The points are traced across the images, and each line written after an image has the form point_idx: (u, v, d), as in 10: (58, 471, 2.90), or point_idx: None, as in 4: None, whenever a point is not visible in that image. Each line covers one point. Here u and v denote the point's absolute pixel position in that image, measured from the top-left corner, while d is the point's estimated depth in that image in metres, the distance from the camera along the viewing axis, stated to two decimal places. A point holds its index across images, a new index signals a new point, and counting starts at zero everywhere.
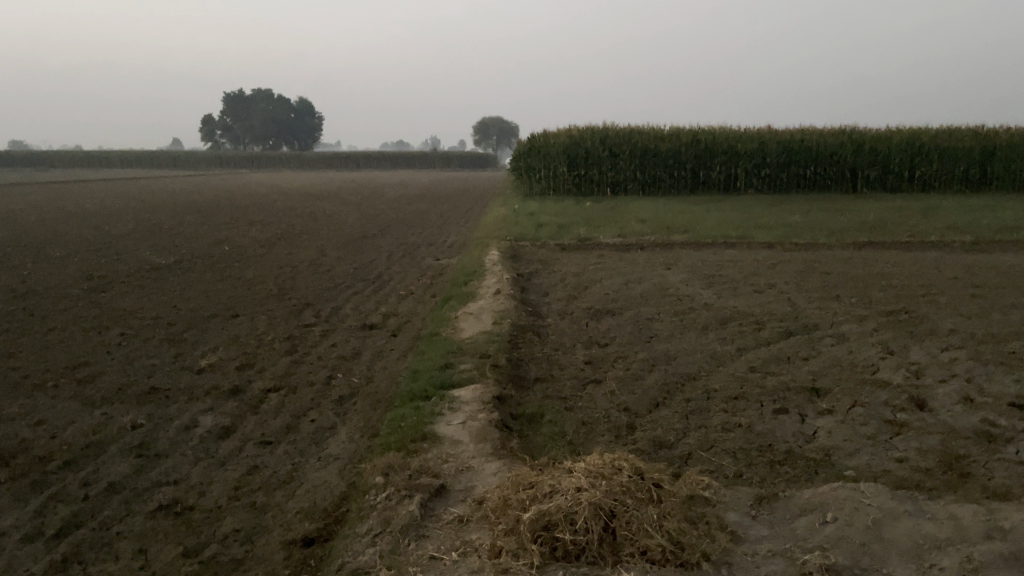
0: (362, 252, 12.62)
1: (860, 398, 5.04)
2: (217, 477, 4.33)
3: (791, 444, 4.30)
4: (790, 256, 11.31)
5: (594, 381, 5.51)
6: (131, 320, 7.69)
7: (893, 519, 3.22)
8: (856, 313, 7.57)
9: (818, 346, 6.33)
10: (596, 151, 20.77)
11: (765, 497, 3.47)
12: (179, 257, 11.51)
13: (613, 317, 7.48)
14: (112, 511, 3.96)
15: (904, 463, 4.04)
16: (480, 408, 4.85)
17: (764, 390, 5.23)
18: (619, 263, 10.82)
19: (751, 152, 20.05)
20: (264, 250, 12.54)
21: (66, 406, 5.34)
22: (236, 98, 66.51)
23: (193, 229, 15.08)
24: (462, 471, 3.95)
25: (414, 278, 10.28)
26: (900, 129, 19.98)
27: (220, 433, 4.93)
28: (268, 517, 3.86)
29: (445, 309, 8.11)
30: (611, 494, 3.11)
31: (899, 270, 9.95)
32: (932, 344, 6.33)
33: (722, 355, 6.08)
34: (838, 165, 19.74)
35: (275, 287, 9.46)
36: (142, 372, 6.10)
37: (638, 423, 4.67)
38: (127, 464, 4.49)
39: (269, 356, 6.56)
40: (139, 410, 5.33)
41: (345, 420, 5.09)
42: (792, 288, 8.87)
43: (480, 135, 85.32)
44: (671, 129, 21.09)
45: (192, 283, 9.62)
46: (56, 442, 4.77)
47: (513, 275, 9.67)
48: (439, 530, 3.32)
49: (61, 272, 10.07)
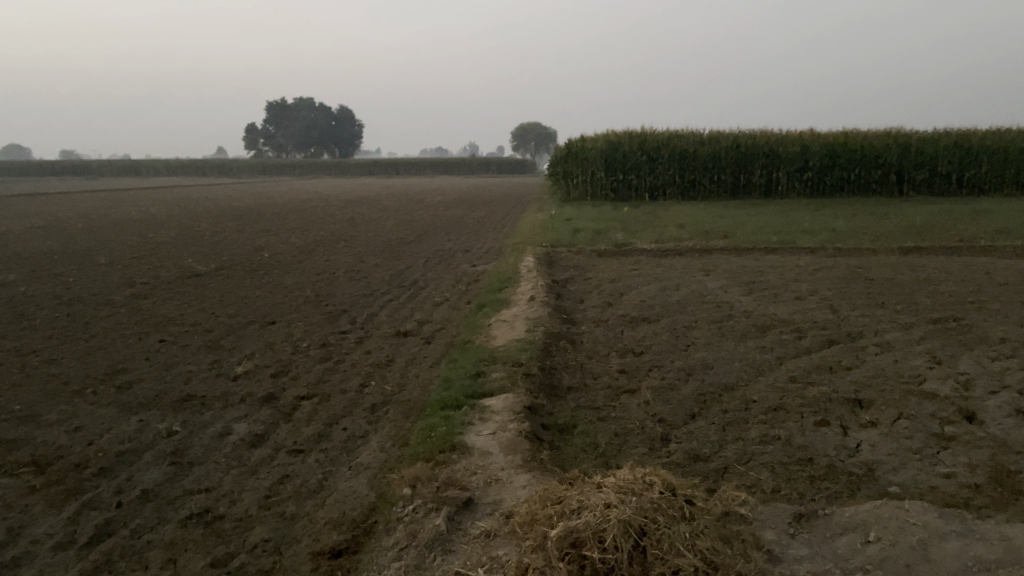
0: (399, 258, 12.66)
1: (905, 411, 4.86)
2: (248, 485, 4.33)
3: (832, 458, 4.16)
4: (832, 261, 11.05)
5: (629, 391, 5.40)
6: (170, 327, 7.78)
7: (941, 540, 3.07)
8: (901, 320, 7.34)
9: (861, 355, 6.13)
10: (634, 155, 20.61)
11: (804, 514, 3.34)
12: (219, 264, 11.67)
13: (649, 325, 7.36)
14: (143, 519, 3.97)
15: (952, 479, 3.86)
16: (512, 418, 4.78)
17: (804, 401, 5.08)
18: (657, 269, 10.66)
19: (793, 155, 19.68)
20: (303, 256, 12.64)
21: (105, 413, 5.40)
22: (279, 107, 67.61)
23: (234, 236, 15.27)
24: (491, 483, 3.88)
25: (449, 284, 10.26)
26: (948, 131, 19.45)
27: (252, 441, 4.94)
28: (297, 528, 3.83)
29: (479, 316, 8.07)
30: (642, 511, 3.01)
31: (948, 276, 9.65)
32: (981, 353, 6.10)
33: (761, 364, 5.93)
34: (883, 168, 19.28)
35: (311, 294, 9.51)
36: (178, 378, 6.15)
37: (673, 435, 4.55)
38: (161, 471, 4.52)
39: (304, 363, 6.57)
40: (174, 417, 5.36)
41: (377, 428, 5.06)
42: (834, 294, 8.66)
43: (518, 141, 85.51)
44: (710, 132, 20.82)
45: (230, 290, 9.73)
46: (92, 448, 4.81)
47: (548, 282, 9.60)
48: (466, 545, 3.26)
49: (104, 280, 10.25)
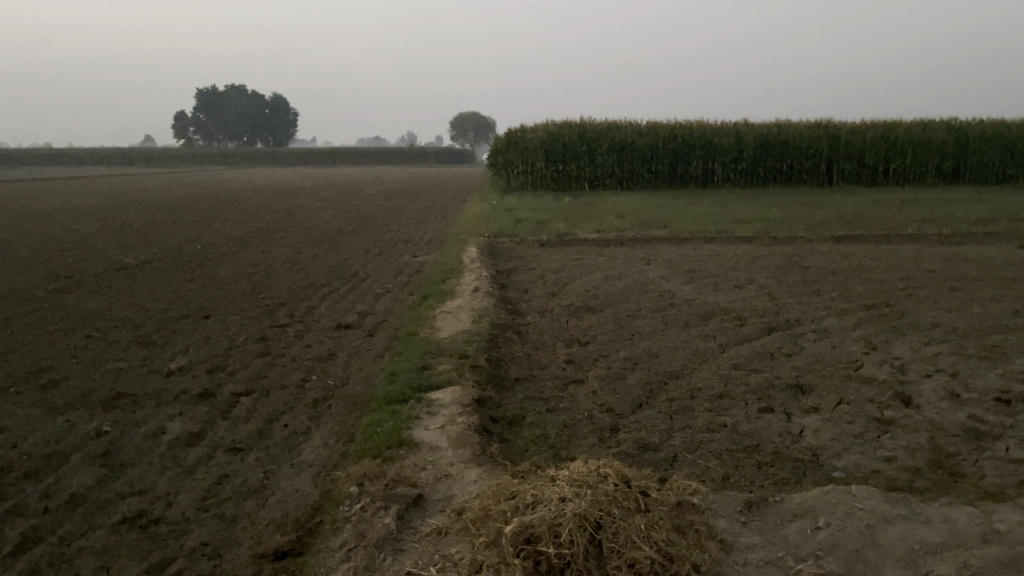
0: (338, 249, 12.42)
1: (846, 396, 4.95)
2: (186, 486, 4.16)
3: (778, 444, 4.21)
4: (769, 250, 11.26)
5: (576, 381, 5.38)
6: (98, 322, 7.44)
7: (887, 524, 3.13)
8: (837, 307, 7.51)
9: (801, 341, 6.25)
10: (573, 146, 20.68)
11: (754, 502, 3.35)
12: (150, 256, 11.24)
13: (594, 314, 7.36)
14: (74, 525, 3.77)
15: (893, 462, 3.95)
16: (459, 412, 4.70)
17: (748, 388, 5.13)
18: (599, 259, 10.71)
19: (728, 146, 20.02)
20: (238, 248, 12.29)
21: (29, 413, 5.11)
22: (210, 95, 65.70)
23: (164, 227, 14.75)
24: (440, 479, 3.80)
25: (390, 275, 10.11)
26: (875, 123, 20.04)
27: (189, 441, 4.74)
28: (238, 530, 3.69)
29: (422, 307, 7.97)
30: (597, 505, 2.97)
31: (878, 263, 9.95)
32: (914, 339, 6.27)
33: (705, 352, 5.98)
34: (814, 158, 19.79)
35: (248, 287, 9.24)
36: (108, 376, 5.88)
37: (621, 424, 4.55)
38: (91, 474, 4.30)
39: (241, 358, 6.36)
40: (105, 417, 5.12)
41: (320, 424, 4.92)
42: (772, 282, 8.82)
43: (458, 130, 85.14)
44: (647, 122, 21.01)
45: (162, 283, 9.38)
46: (16, 451, 4.56)
47: (491, 272, 9.53)
48: (416, 544, 3.18)
49: (26, 273, 9.77)
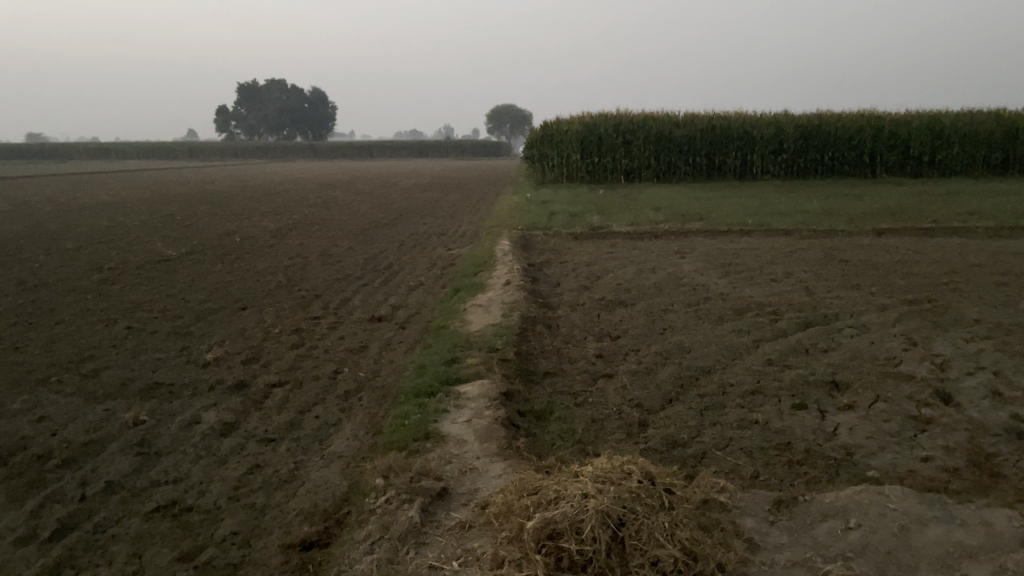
0: (373, 242, 12.50)
1: (883, 394, 4.83)
2: (218, 475, 4.21)
3: (810, 442, 4.12)
4: (808, 243, 11.07)
5: (606, 376, 5.34)
6: (138, 313, 7.58)
7: (922, 526, 3.04)
8: (876, 302, 7.34)
9: (837, 337, 6.12)
10: (610, 137, 20.53)
11: (783, 501, 3.29)
12: (189, 249, 11.42)
13: (626, 309, 7.30)
14: (109, 512, 3.84)
15: (930, 462, 3.85)
16: (487, 405, 4.69)
17: (781, 384, 5.05)
18: (633, 252, 10.61)
19: (768, 137, 19.70)
20: (275, 240, 12.43)
21: (69, 402, 5.23)
22: (251, 89, 66.58)
23: (204, 220, 14.98)
24: (466, 472, 3.80)
25: (424, 268, 10.15)
26: (920, 113, 19.55)
27: (222, 430, 4.81)
28: (267, 519, 3.73)
29: (454, 300, 7.97)
30: (620, 502, 2.94)
31: (920, 257, 9.72)
32: (956, 335, 6.11)
33: (738, 347, 5.89)
34: (856, 149, 19.39)
35: (283, 279, 9.35)
36: (146, 366, 5.99)
37: (650, 420, 4.50)
38: (127, 462, 4.38)
39: (275, 349, 6.43)
40: (141, 406, 5.21)
41: (350, 416, 4.95)
42: (810, 276, 8.66)
43: (495, 123, 85.19)
44: (685, 113, 20.77)
45: (201, 275, 9.52)
46: (56, 438, 4.66)
47: (524, 265, 9.52)
48: (440, 537, 3.18)
49: (71, 265, 9.99)
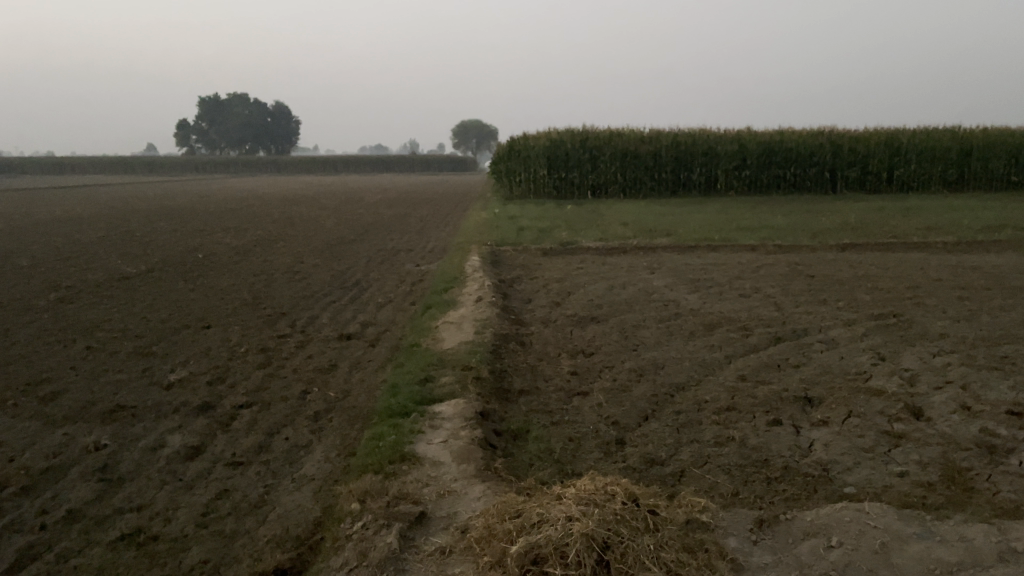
0: (341, 258, 12.37)
1: (855, 409, 4.87)
2: (185, 502, 4.09)
3: (787, 459, 4.13)
4: (774, 258, 11.20)
5: (581, 393, 5.31)
6: (99, 333, 7.38)
7: (902, 543, 3.05)
8: (844, 317, 7.43)
9: (808, 352, 6.17)
10: (576, 154, 20.64)
11: (765, 520, 3.27)
12: (151, 266, 11.18)
13: (598, 325, 7.29)
14: (71, 542, 3.70)
15: (906, 478, 3.87)
16: (462, 425, 4.63)
17: (756, 400, 5.06)
18: (602, 267, 10.64)
19: (732, 154, 19.96)
20: (239, 257, 12.22)
21: (27, 427, 5.05)
22: (213, 104, 65.82)
23: (166, 236, 14.70)
24: (443, 495, 3.73)
25: (393, 285, 10.05)
26: (879, 129, 19.97)
27: (188, 454, 4.68)
28: (238, 547, 3.62)
29: (425, 317, 7.90)
30: (605, 525, 2.91)
31: (884, 272, 9.88)
32: (923, 349, 6.20)
33: (711, 363, 5.91)
34: (817, 166, 19.74)
35: (249, 297, 9.18)
36: (108, 388, 5.82)
37: (627, 438, 4.47)
38: (89, 488, 4.23)
39: (242, 369, 6.30)
40: (103, 430, 5.05)
41: (321, 438, 4.85)
42: (778, 291, 8.75)
43: (460, 138, 85.23)
44: (650, 130, 20.96)
45: (164, 293, 9.32)
46: (13, 465, 4.49)
47: (494, 281, 9.48)
48: (419, 564, 3.11)
49: (27, 284, 9.72)
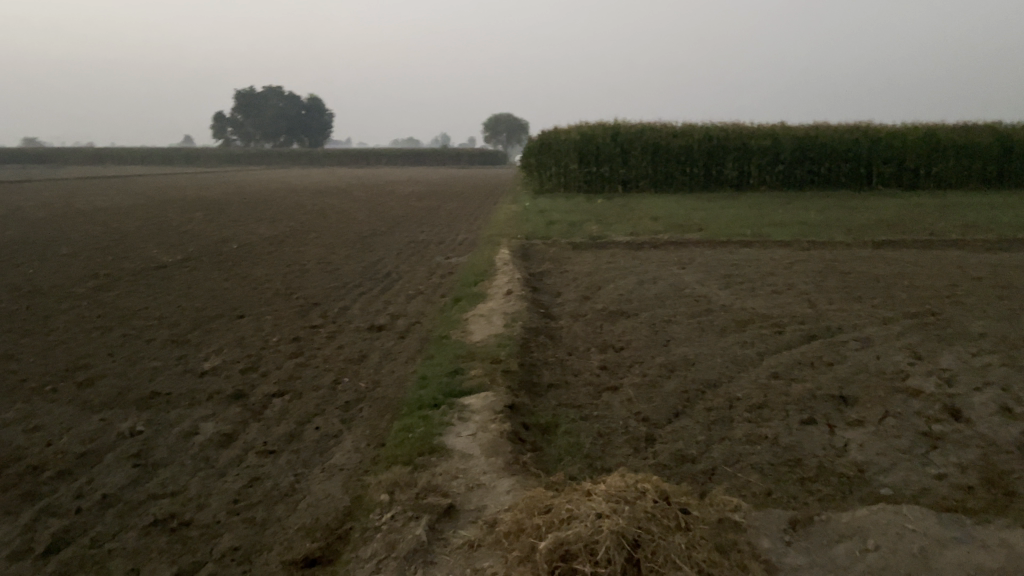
0: (371, 250, 12.42)
1: (892, 408, 4.77)
2: (217, 489, 4.12)
3: (821, 458, 4.06)
4: (807, 255, 11.04)
5: (611, 388, 5.26)
6: (134, 321, 7.48)
7: (941, 547, 2.98)
8: (879, 315, 7.29)
9: (843, 350, 6.06)
10: (607, 147, 20.54)
11: (799, 520, 3.22)
12: (186, 256, 11.32)
13: (628, 320, 7.23)
14: (105, 526, 3.75)
15: (944, 480, 3.78)
16: (492, 418, 4.62)
17: (789, 398, 4.98)
18: (633, 262, 10.56)
19: (765, 149, 19.69)
20: (272, 248, 12.33)
21: (64, 412, 5.13)
22: (247, 96, 66.49)
23: (201, 227, 14.87)
24: (472, 488, 3.72)
25: (423, 277, 10.06)
26: (917, 124, 19.58)
27: (221, 442, 4.72)
28: (268, 535, 3.64)
29: (454, 310, 7.90)
30: (635, 522, 2.88)
31: (921, 270, 9.68)
32: (961, 349, 6.05)
33: (743, 360, 5.83)
34: (853, 161, 19.40)
35: (281, 287, 9.25)
36: (143, 375, 5.90)
37: (658, 434, 4.43)
38: (124, 474, 4.28)
39: (274, 359, 6.35)
40: (138, 416, 5.12)
41: (351, 428, 4.87)
42: (812, 288, 8.61)
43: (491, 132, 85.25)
44: (682, 124, 20.77)
45: (198, 282, 9.43)
46: (50, 449, 4.57)
47: (524, 275, 9.45)
48: (448, 556, 3.11)
49: (66, 271, 9.88)
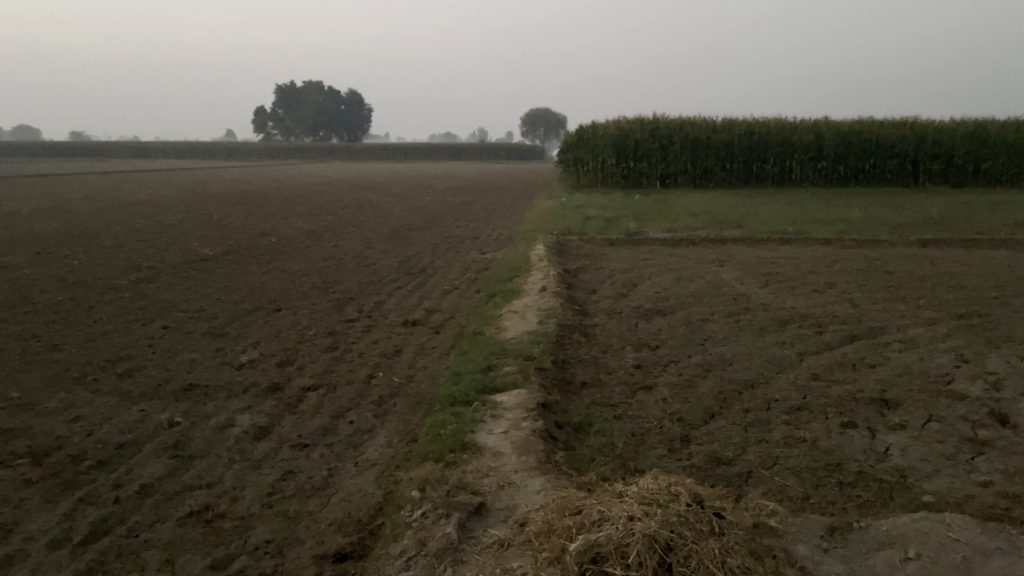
0: (408, 245, 12.47)
1: (935, 412, 4.64)
2: (252, 481, 4.16)
3: (861, 463, 3.97)
4: (849, 253, 10.81)
5: (645, 388, 5.20)
6: (174, 313, 7.59)
7: (985, 558, 2.89)
8: (924, 316, 7.10)
9: (885, 352, 5.92)
10: (645, 143, 20.36)
11: (837, 527, 3.14)
12: (226, 249, 11.47)
13: (664, 318, 7.14)
14: (142, 516, 3.80)
15: (989, 488, 3.67)
16: (524, 416, 4.59)
17: (829, 401, 4.87)
18: (670, 259, 10.44)
19: (807, 144, 19.35)
20: (310, 242, 12.44)
21: (105, 402, 5.23)
22: (288, 91, 67.25)
23: (241, 220, 15.07)
24: (504, 487, 3.71)
25: (458, 272, 10.07)
26: (966, 120, 19.07)
27: (256, 434, 4.76)
28: (301, 528, 3.67)
29: (489, 306, 7.88)
30: (668, 526, 2.83)
31: (968, 269, 9.42)
32: (1010, 352, 5.87)
33: (782, 361, 5.72)
34: (898, 157, 18.95)
35: (318, 281, 9.32)
36: (182, 367, 5.98)
37: (693, 435, 4.37)
38: (161, 465, 4.35)
39: (310, 352, 6.39)
40: (176, 407, 5.20)
41: (384, 423, 4.88)
42: (853, 287, 8.43)
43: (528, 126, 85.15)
44: (722, 119, 20.50)
45: (237, 275, 9.55)
46: (91, 439, 4.65)
47: (559, 271, 9.40)
48: (478, 555, 3.09)
49: (110, 263, 10.08)
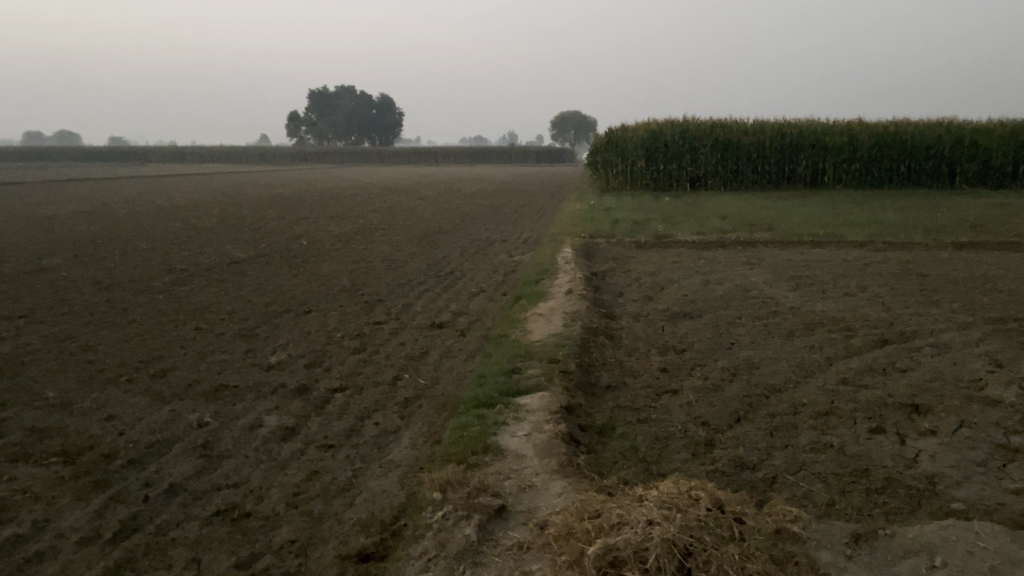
0: (437, 247, 12.52)
1: (967, 418, 4.55)
2: (278, 481, 4.21)
3: (889, 469, 3.90)
4: (883, 256, 10.64)
5: (670, 391, 5.17)
6: (206, 315, 7.71)
7: (1015, 567, 2.82)
8: (958, 320, 6.96)
9: (917, 356, 5.81)
10: (676, 145, 20.25)
11: (862, 534, 3.10)
12: (258, 252, 11.61)
13: (691, 321, 7.09)
14: (170, 515, 3.87)
15: (1021, 496, 3.59)
16: (547, 419, 4.59)
17: (857, 406, 4.80)
18: (699, 262, 10.37)
19: (841, 146, 19.07)
20: (340, 245, 12.55)
21: (137, 402, 5.32)
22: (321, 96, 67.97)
23: (273, 223, 15.27)
24: (525, 489, 3.71)
25: (486, 275, 10.10)
26: (1004, 121, 18.67)
27: (283, 435, 4.82)
28: (324, 528, 3.70)
29: (515, 308, 7.89)
30: (687, 530, 2.82)
31: (1005, 273, 9.22)
32: None
33: (810, 365, 5.65)
34: (934, 159, 18.60)
35: (347, 283, 9.40)
36: (212, 368, 6.07)
37: (717, 439, 4.33)
38: (189, 464, 4.41)
39: (337, 354, 6.45)
40: (206, 407, 5.28)
41: (409, 424, 4.91)
42: (886, 291, 8.29)
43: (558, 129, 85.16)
44: (754, 120, 20.30)
45: (268, 278, 9.67)
46: (123, 438, 4.74)
47: (587, 274, 9.38)
48: (497, 557, 3.10)
49: (145, 266, 10.26)
